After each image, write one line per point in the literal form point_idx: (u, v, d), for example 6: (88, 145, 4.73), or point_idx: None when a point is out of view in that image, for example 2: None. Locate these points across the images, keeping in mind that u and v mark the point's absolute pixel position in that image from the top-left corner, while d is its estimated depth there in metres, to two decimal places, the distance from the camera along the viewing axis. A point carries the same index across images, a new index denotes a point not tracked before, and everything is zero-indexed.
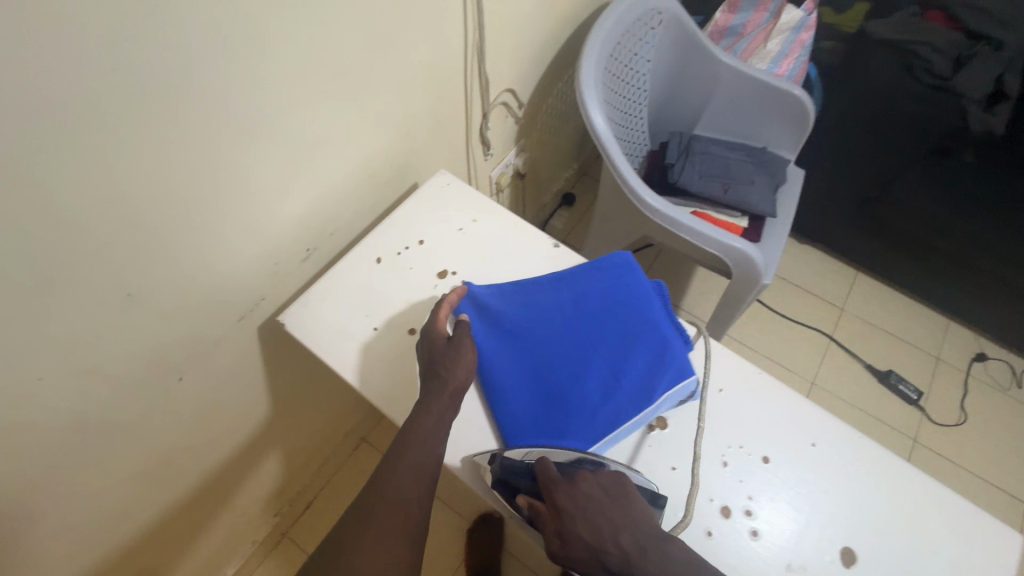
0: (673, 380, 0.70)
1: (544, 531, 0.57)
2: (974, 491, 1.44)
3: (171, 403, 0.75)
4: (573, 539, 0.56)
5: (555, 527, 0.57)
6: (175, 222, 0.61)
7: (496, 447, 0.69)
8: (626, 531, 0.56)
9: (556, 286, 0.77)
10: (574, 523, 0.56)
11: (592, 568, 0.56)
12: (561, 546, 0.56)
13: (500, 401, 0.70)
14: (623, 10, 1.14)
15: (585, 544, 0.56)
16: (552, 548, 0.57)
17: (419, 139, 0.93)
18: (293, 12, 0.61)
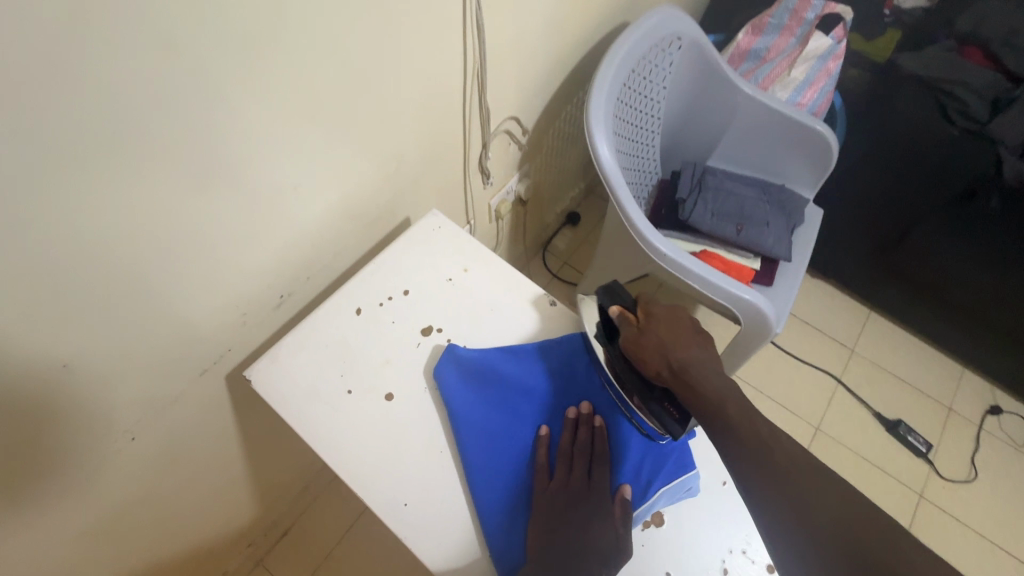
0: (670, 476, 0.64)
1: (633, 324, 0.68)
2: (981, 554, 1.38)
3: (123, 462, 0.69)
4: (649, 335, 0.66)
5: (644, 325, 0.68)
6: (118, 285, 0.55)
7: (473, 538, 0.62)
8: (692, 351, 0.66)
9: (548, 355, 0.72)
10: (661, 324, 0.68)
11: (654, 359, 0.65)
12: (635, 337, 0.67)
13: (480, 484, 0.63)
14: (641, 36, 1.06)
15: (663, 340, 0.66)
16: (628, 335, 0.67)
17: (410, 174, 0.87)
18: (264, 54, 0.54)
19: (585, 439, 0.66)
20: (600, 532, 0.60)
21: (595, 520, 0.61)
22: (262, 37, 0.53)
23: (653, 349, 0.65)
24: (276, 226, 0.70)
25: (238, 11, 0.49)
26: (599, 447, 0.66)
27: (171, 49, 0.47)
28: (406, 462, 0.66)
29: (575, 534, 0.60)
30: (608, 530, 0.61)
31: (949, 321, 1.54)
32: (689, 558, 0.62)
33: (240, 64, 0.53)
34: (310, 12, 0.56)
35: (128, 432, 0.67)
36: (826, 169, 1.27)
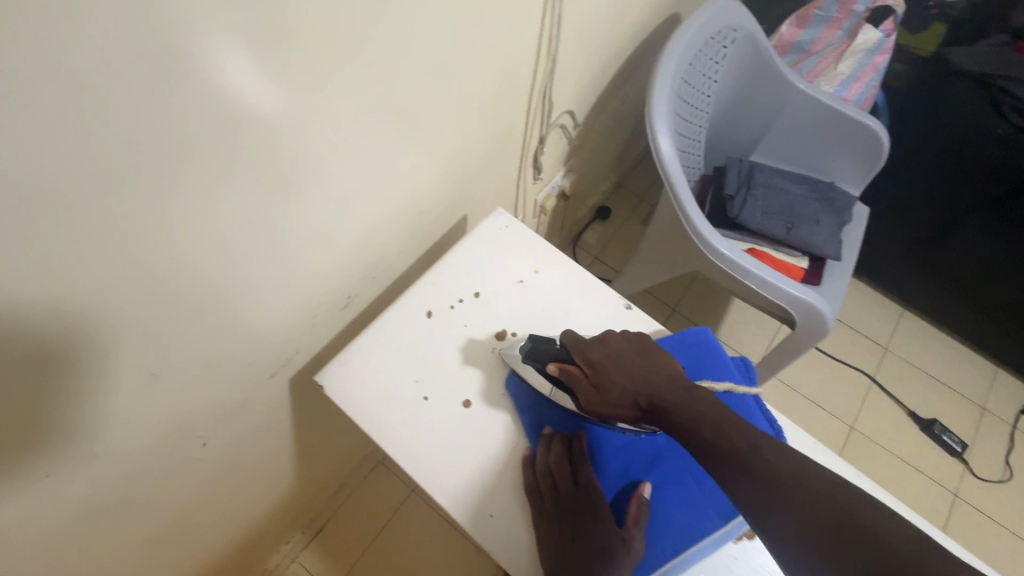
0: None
1: (581, 385, 0.61)
2: (1016, 554, 1.38)
3: (191, 468, 0.67)
4: (606, 391, 0.60)
5: (590, 379, 0.61)
6: (205, 289, 0.53)
7: None
8: (649, 377, 0.59)
9: None
10: (606, 369, 0.61)
11: (627, 411, 0.59)
12: (594, 398, 0.60)
13: None
14: (699, 27, 1.03)
15: (618, 386, 0.60)
16: (587, 400, 0.61)
17: (473, 169, 0.84)
18: (362, 43, 0.51)
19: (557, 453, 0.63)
20: (604, 547, 0.58)
21: (601, 529, 0.59)
22: (364, 26, 0.50)
23: (616, 404, 0.59)
24: (350, 225, 0.67)
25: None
26: (580, 456, 0.64)
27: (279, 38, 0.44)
28: (489, 470, 0.64)
29: (583, 543, 0.58)
30: (614, 534, 0.59)
31: (988, 321, 1.52)
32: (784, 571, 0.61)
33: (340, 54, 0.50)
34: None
35: (199, 438, 0.65)
36: (875, 166, 1.25)
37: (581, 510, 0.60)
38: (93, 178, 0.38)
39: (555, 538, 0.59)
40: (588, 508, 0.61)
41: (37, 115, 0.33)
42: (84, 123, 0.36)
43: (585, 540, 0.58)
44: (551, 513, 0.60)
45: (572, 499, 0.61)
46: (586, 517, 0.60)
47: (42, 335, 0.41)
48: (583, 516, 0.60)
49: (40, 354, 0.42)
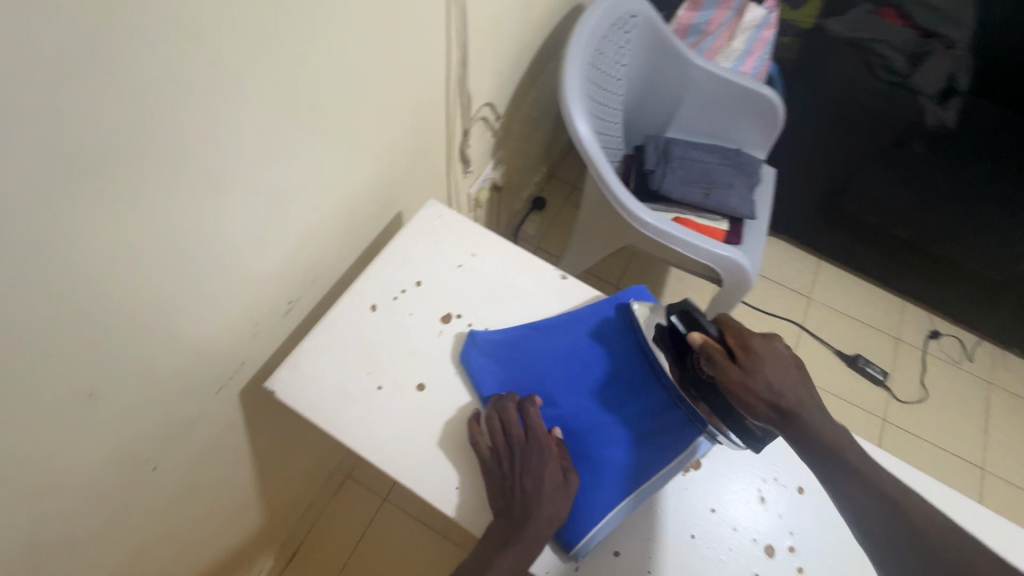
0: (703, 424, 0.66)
1: (731, 364, 0.60)
2: (940, 463, 1.54)
3: (143, 496, 0.65)
4: (753, 376, 0.59)
5: (744, 362, 0.60)
6: (137, 304, 0.52)
7: None
8: (798, 390, 0.59)
9: (570, 327, 0.73)
10: (765, 364, 0.60)
11: (760, 406, 0.59)
12: (737, 378, 0.60)
13: None
14: (601, 15, 1.10)
15: (767, 381, 0.59)
16: (731, 376, 0.60)
17: (402, 166, 0.86)
18: (273, 45, 0.53)
19: (507, 404, 0.66)
20: (545, 484, 0.60)
21: (547, 470, 0.61)
22: (272, 28, 0.52)
23: (757, 396, 0.59)
24: (284, 229, 0.67)
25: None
26: (530, 408, 0.66)
27: (189, 43, 0.45)
28: (450, 448, 0.66)
29: (526, 484, 0.60)
30: (556, 472, 0.61)
31: (892, 260, 1.68)
32: (728, 492, 0.66)
33: (253, 57, 0.51)
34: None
35: (149, 463, 0.63)
36: (775, 130, 1.36)
37: (527, 455, 0.62)
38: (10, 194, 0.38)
39: (500, 483, 0.61)
40: (533, 452, 0.62)
41: None
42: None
43: (529, 481, 0.60)
44: (497, 462, 0.63)
45: (518, 448, 0.63)
46: (532, 460, 0.62)
47: None
48: (529, 460, 0.62)
49: None
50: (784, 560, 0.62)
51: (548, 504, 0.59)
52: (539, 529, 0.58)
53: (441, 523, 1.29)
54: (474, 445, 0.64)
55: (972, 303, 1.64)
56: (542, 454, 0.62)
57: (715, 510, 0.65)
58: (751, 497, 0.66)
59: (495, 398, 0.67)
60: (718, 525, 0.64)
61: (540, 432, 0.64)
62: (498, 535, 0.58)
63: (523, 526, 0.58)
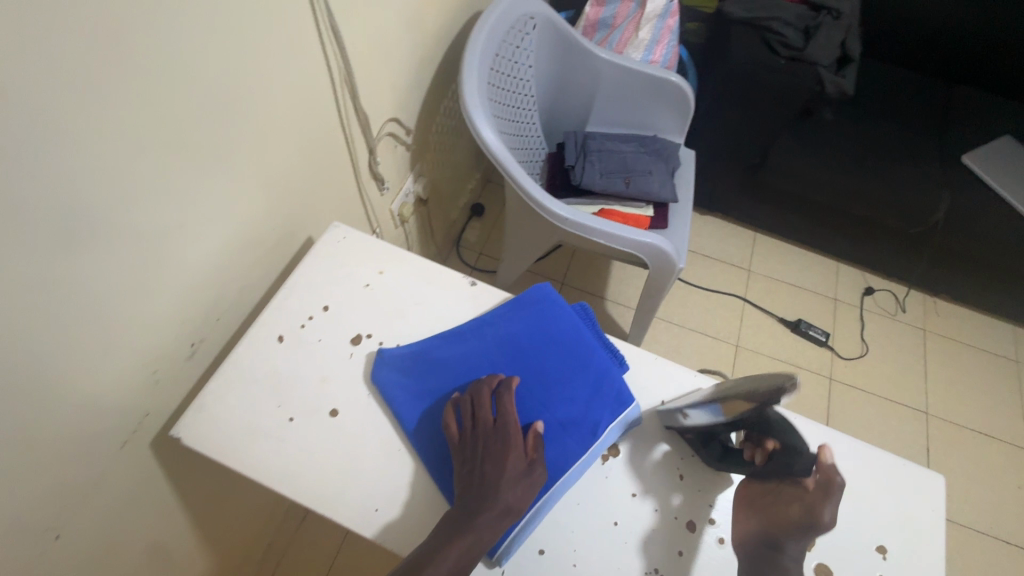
0: (615, 411, 0.68)
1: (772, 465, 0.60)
2: (887, 413, 1.60)
3: (51, 565, 0.63)
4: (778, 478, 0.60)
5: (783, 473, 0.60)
6: (4, 369, 0.50)
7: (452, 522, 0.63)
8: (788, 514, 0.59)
9: (480, 333, 0.73)
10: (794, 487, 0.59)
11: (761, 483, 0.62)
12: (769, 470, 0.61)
13: (441, 469, 0.65)
14: (496, 20, 1.11)
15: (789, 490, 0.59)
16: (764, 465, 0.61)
17: (302, 192, 0.85)
18: (118, 90, 0.52)
19: (483, 394, 0.65)
20: (509, 472, 0.59)
21: (510, 455, 0.60)
22: (110, 73, 0.50)
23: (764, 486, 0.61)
24: (171, 272, 0.66)
25: (77, 45, 0.47)
26: (506, 393, 0.65)
27: (8, 99, 0.43)
28: (369, 471, 0.65)
29: (487, 467, 0.59)
30: (519, 458, 0.61)
31: (821, 225, 1.74)
32: (647, 473, 0.67)
33: (94, 103, 0.50)
34: (157, 39, 0.53)
35: (51, 530, 0.61)
36: (687, 114, 1.40)
37: (493, 440, 0.61)
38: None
39: (464, 466, 0.61)
40: (500, 438, 0.61)
41: None
42: None
43: (491, 464, 0.60)
44: (464, 447, 0.62)
45: (486, 433, 0.62)
46: (497, 445, 0.61)
47: None
48: (496, 444, 0.61)
49: None
50: (705, 532, 0.64)
51: (506, 488, 0.58)
52: (495, 516, 0.56)
53: None
54: (445, 427, 0.65)
55: (898, 258, 1.71)
56: (510, 443, 0.61)
57: (636, 494, 0.66)
58: (671, 477, 0.67)
59: (472, 388, 0.67)
60: (641, 508, 0.65)
61: (511, 422, 0.63)
62: (451, 521, 0.57)
63: (476, 511, 0.56)
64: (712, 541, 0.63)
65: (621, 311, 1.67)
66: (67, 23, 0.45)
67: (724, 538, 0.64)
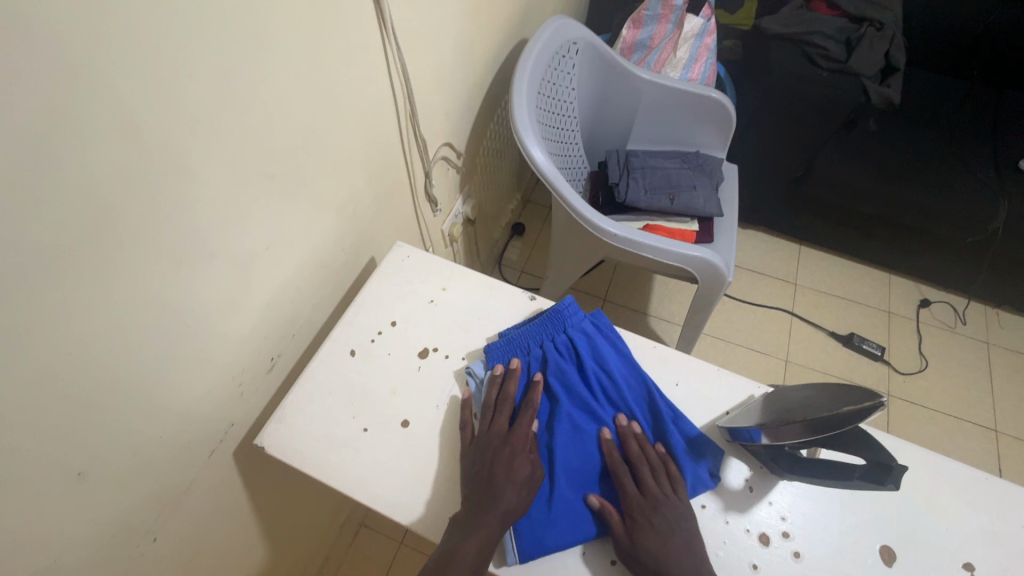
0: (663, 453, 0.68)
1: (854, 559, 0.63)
2: (951, 430, 1.53)
3: (147, 567, 0.67)
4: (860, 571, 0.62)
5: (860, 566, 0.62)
6: (117, 378, 0.55)
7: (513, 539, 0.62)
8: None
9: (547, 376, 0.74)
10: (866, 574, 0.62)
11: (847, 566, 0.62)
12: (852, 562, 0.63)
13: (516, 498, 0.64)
14: (542, 46, 1.16)
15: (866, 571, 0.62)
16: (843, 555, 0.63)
17: (367, 214, 0.90)
18: (219, 122, 0.57)
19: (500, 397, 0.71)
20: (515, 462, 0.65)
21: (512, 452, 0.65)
22: (215, 108, 0.56)
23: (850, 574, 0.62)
24: (255, 290, 0.71)
25: (192, 85, 0.52)
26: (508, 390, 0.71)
27: (135, 136, 0.49)
28: (440, 480, 0.67)
29: (495, 472, 0.63)
30: (524, 467, 0.65)
31: (868, 236, 1.71)
32: (716, 487, 0.67)
33: (201, 137, 0.55)
34: (253, 77, 0.59)
35: (149, 533, 0.65)
36: (729, 130, 1.40)
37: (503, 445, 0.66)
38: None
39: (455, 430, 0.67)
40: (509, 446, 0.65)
41: None
42: None
43: (499, 468, 0.64)
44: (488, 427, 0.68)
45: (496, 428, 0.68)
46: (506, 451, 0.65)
47: None
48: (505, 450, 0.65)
49: None
50: (779, 546, 0.63)
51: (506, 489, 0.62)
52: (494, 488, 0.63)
53: None
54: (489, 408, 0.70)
55: (955, 268, 1.66)
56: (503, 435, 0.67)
57: (705, 506, 0.66)
58: (741, 490, 0.67)
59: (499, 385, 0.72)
60: (710, 520, 0.65)
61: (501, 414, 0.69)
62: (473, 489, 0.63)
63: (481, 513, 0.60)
64: (788, 555, 0.63)
65: (666, 326, 1.66)
66: (183, 64, 0.51)
67: (800, 553, 0.63)
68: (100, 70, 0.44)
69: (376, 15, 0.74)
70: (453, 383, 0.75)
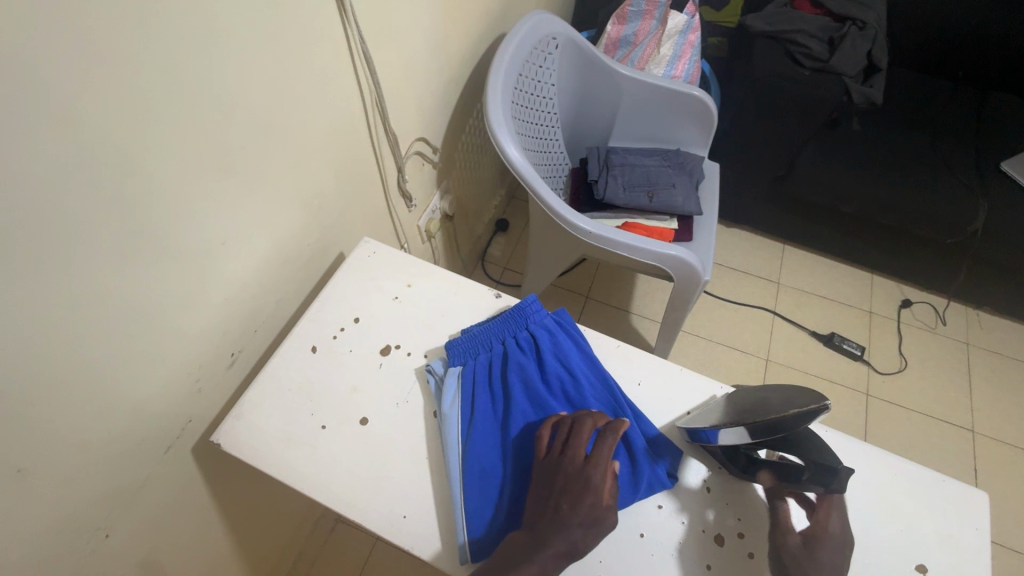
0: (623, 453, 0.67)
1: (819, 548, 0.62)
2: (929, 430, 1.54)
3: (99, 564, 0.66)
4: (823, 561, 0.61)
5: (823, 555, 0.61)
6: (62, 375, 0.54)
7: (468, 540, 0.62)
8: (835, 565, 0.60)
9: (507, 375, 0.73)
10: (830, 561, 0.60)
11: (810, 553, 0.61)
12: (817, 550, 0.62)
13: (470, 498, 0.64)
14: (521, 40, 1.15)
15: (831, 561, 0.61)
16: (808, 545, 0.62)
17: (334, 209, 0.89)
18: (168, 116, 0.56)
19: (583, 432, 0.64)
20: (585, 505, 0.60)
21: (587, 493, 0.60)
22: (163, 101, 0.55)
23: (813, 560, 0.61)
24: (211, 286, 0.69)
25: (137, 77, 0.51)
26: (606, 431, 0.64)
27: (74, 129, 0.48)
28: (397, 479, 0.67)
29: (560, 512, 0.59)
30: (596, 503, 0.60)
31: (851, 236, 1.71)
32: (673, 487, 0.67)
33: (149, 131, 0.54)
34: (206, 69, 0.58)
35: (100, 530, 0.64)
36: (711, 128, 1.40)
37: (578, 481, 0.60)
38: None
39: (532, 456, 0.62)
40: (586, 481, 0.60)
41: None
42: None
43: (568, 503, 0.59)
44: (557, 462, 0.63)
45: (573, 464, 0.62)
46: (578, 486, 0.60)
47: None
48: (580, 485, 0.60)
49: None
50: (733, 547, 0.63)
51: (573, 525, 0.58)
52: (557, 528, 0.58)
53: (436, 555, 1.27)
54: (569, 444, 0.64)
55: (936, 269, 1.66)
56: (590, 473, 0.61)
57: (662, 506, 0.66)
58: (698, 490, 0.67)
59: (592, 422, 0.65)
60: (666, 520, 0.65)
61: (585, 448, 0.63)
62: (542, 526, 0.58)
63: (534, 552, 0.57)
64: (742, 556, 0.63)
65: (647, 324, 1.66)
66: (125, 55, 0.49)
67: (754, 553, 0.63)
68: (32, 61, 0.43)
69: (339, 8, 0.73)
70: (415, 381, 0.74)
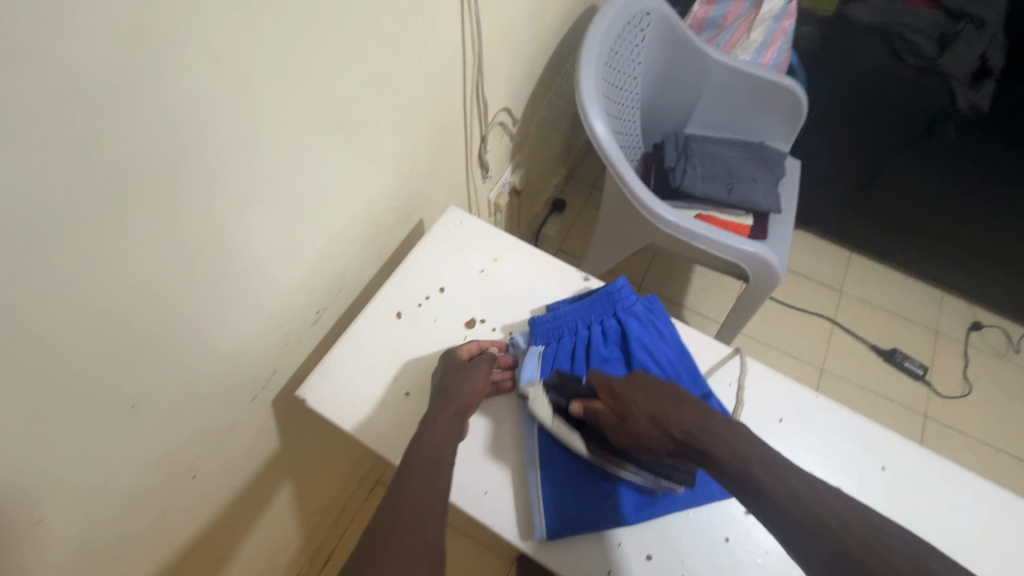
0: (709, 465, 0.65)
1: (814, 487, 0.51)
2: (986, 459, 1.47)
3: (185, 503, 0.68)
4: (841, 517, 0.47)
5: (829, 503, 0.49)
6: (174, 316, 0.54)
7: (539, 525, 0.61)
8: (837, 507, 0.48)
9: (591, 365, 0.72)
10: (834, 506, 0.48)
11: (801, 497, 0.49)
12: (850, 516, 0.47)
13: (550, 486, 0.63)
14: (616, 12, 1.10)
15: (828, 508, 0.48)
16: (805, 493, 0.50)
17: (423, 175, 0.87)
18: (297, 63, 0.55)
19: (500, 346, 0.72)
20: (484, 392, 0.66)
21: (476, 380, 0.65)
22: (294, 47, 0.53)
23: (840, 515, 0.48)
24: (309, 240, 0.69)
25: (274, 18, 0.50)
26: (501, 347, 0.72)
27: (214, 66, 0.47)
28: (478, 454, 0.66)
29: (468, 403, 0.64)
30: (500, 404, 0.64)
31: (925, 249, 1.63)
32: None
33: (277, 76, 0.53)
34: (335, 17, 0.56)
35: (189, 470, 0.66)
36: (798, 122, 1.32)
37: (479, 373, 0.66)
38: (35, 207, 0.39)
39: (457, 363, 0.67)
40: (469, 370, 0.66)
41: (21, 167, 0.37)
42: (55, 166, 0.39)
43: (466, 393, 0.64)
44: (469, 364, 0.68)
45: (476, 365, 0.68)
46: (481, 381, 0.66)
47: (39, 374, 0.44)
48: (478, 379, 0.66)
49: (37, 392, 0.44)
50: None
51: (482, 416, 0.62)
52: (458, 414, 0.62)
53: (471, 529, 1.27)
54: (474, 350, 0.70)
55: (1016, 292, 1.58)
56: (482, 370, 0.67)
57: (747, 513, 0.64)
58: None
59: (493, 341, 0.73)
60: (753, 528, 0.63)
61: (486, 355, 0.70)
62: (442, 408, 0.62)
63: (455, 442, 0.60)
64: None
65: (701, 320, 1.61)
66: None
67: None
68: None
69: None
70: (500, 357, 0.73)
